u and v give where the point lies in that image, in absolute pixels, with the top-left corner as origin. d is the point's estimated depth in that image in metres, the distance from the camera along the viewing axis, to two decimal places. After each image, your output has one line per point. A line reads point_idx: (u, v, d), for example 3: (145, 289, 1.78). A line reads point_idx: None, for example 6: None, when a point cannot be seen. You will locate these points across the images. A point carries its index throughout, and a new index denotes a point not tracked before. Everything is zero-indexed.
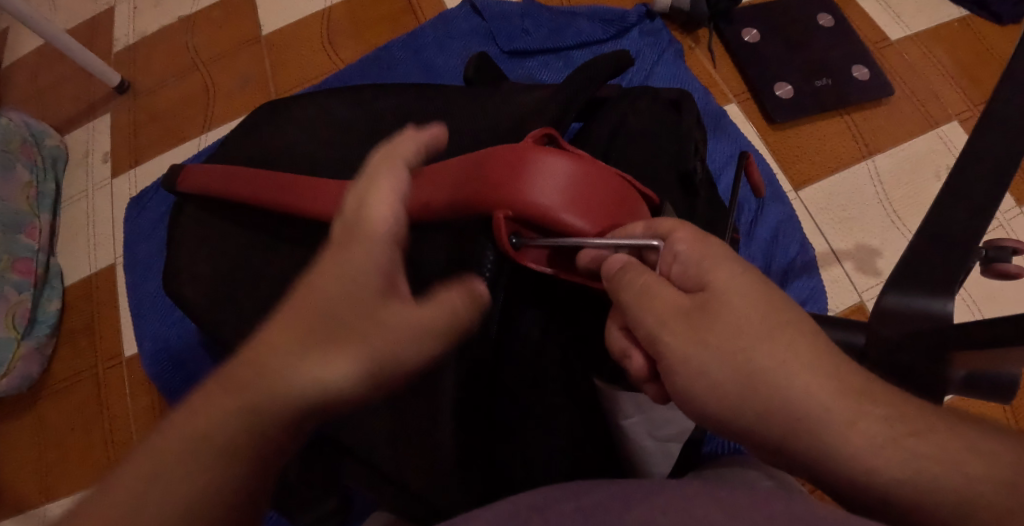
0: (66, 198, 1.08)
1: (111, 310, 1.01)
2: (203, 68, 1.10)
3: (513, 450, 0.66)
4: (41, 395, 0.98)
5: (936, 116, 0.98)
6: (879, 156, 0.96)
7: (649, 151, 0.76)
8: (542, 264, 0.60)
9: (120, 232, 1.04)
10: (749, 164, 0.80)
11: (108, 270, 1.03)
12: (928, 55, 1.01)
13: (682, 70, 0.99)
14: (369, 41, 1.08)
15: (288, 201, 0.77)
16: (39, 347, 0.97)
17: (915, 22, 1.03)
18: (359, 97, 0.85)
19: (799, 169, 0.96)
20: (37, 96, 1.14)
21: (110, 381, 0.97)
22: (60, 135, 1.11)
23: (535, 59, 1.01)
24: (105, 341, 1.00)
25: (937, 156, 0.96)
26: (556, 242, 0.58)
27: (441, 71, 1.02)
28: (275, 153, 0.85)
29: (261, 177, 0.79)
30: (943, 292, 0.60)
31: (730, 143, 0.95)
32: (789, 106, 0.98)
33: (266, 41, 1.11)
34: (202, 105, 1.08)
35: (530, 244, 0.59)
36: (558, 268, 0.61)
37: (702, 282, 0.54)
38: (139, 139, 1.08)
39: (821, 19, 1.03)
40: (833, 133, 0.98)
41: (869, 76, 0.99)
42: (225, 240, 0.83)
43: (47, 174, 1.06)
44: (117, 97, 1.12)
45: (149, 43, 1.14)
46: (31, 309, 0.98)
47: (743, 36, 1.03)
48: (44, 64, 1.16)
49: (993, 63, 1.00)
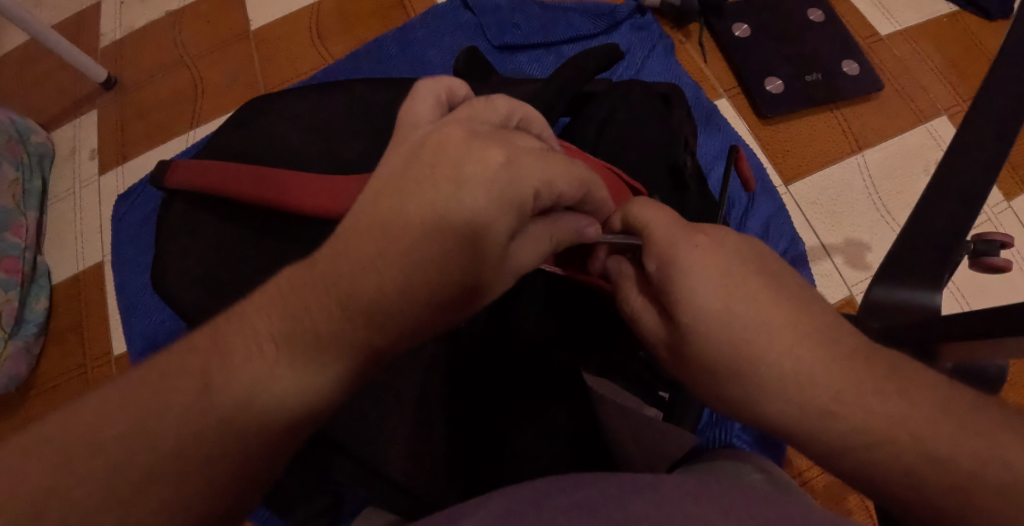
0: (53, 195, 1.07)
1: (101, 309, 1.00)
2: (190, 64, 1.10)
3: (507, 442, 0.65)
4: (29, 396, 0.97)
5: (925, 112, 0.98)
6: (869, 151, 0.97)
7: (642, 145, 0.76)
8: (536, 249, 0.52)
9: (108, 231, 1.03)
10: (739, 158, 0.80)
11: (96, 268, 1.02)
12: (917, 51, 1.01)
13: (672, 65, 0.99)
14: (358, 36, 1.08)
15: (278, 197, 0.76)
16: (26, 347, 0.96)
17: (904, 18, 1.03)
18: (349, 92, 0.86)
19: (789, 163, 0.97)
20: (21, 93, 1.12)
21: (98, 380, 0.97)
22: (46, 132, 1.09)
23: (524, 54, 1.01)
24: (93, 340, 0.99)
25: (926, 151, 0.96)
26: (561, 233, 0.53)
27: (430, 66, 1.01)
28: (263, 148, 0.84)
29: (252, 172, 0.79)
30: (931, 285, 0.61)
31: (720, 138, 0.95)
32: (778, 101, 0.98)
33: (254, 37, 1.10)
34: (190, 101, 1.08)
35: (529, 233, 0.52)
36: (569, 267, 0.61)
37: (675, 299, 0.51)
38: (126, 135, 1.07)
39: (811, 14, 1.03)
40: (822, 128, 0.98)
41: (859, 71, 0.99)
42: (213, 238, 0.82)
43: (33, 171, 1.05)
44: (104, 93, 1.10)
45: (136, 39, 1.13)
46: (19, 308, 0.97)
47: (734, 31, 1.02)
48: (28, 60, 1.14)
49: (981, 58, 1.00)
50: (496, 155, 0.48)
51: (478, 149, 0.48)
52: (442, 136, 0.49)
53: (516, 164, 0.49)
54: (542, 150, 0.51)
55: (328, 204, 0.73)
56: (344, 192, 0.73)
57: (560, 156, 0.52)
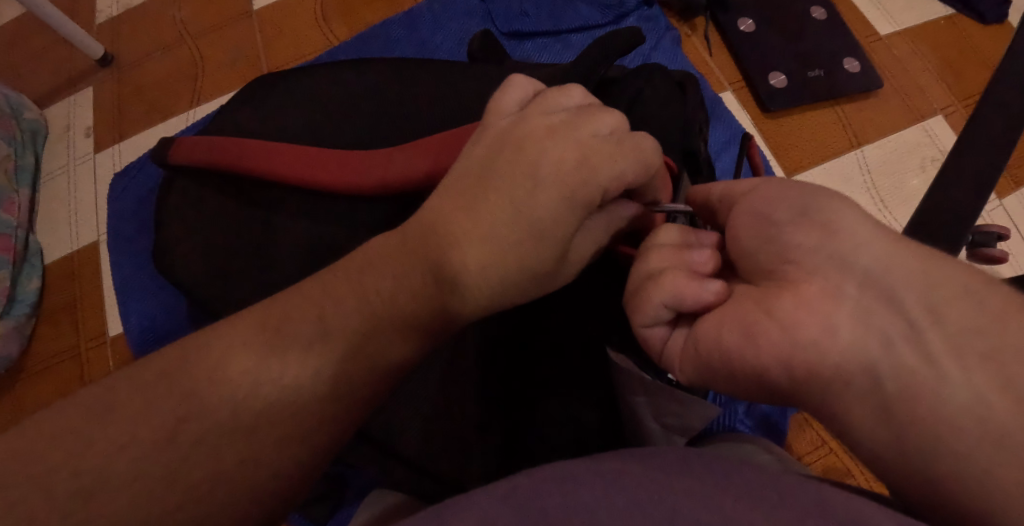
0: (46, 172, 1.04)
1: (95, 289, 0.98)
2: (191, 43, 1.08)
3: (539, 414, 0.66)
4: (19, 378, 0.95)
5: (922, 111, 1.01)
6: (867, 147, 0.99)
7: (667, 125, 0.76)
8: (590, 238, 0.55)
9: (103, 211, 1.01)
10: (752, 147, 0.82)
11: (91, 248, 1.00)
12: (915, 51, 1.04)
13: (679, 56, 1.01)
14: (364, 20, 1.07)
15: (302, 176, 0.75)
16: (18, 327, 0.94)
17: (902, 19, 1.06)
18: (363, 70, 0.86)
19: (791, 156, 0.99)
20: (13, 67, 1.09)
21: (92, 361, 0.95)
22: (39, 108, 1.07)
23: (533, 42, 1.01)
24: (87, 321, 0.97)
25: (923, 149, 0.99)
26: (615, 221, 0.56)
27: (438, 51, 1.01)
28: (274, 127, 0.83)
29: (270, 149, 0.77)
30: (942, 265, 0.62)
31: (725, 130, 0.96)
32: (782, 94, 1.00)
33: (257, 17, 1.08)
34: (190, 80, 1.06)
35: (591, 222, 0.55)
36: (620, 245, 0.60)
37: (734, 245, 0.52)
38: (122, 113, 1.05)
39: (814, 12, 1.05)
40: (824, 123, 1.00)
41: (860, 69, 1.01)
42: (222, 215, 0.82)
43: (26, 147, 1.02)
44: (100, 70, 1.08)
45: (133, 16, 1.10)
46: (10, 288, 0.95)
47: (739, 26, 1.04)
48: (21, 34, 1.11)
49: (976, 60, 1.03)
50: (575, 153, 0.53)
51: (557, 148, 0.53)
52: (529, 129, 0.55)
53: (586, 160, 0.53)
54: (611, 137, 0.54)
55: (342, 184, 0.74)
56: (358, 172, 0.74)
57: (631, 140, 0.54)
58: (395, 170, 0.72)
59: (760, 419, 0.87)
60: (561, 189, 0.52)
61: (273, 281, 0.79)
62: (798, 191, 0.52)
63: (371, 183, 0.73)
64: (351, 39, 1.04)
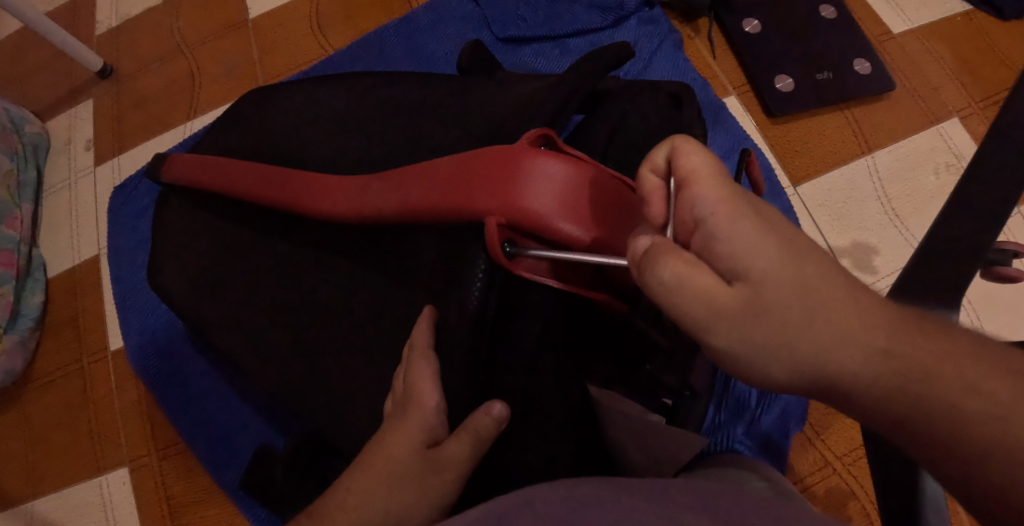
0: (48, 186, 1.05)
1: (96, 302, 0.99)
2: (187, 53, 1.07)
3: (509, 432, 0.63)
4: (25, 390, 0.97)
5: (937, 113, 0.96)
6: (878, 153, 0.95)
7: (633, 160, 0.74)
8: (536, 275, 0.57)
9: (103, 224, 1.02)
10: (750, 161, 0.76)
11: (92, 262, 1.01)
12: (930, 50, 0.99)
13: (681, 61, 0.97)
14: (359, 26, 1.05)
15: (276, 197, 0.74)
16: (22, 341, 0.96)
17: (918, 16, 1.01)
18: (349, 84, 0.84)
19: (798, 164, 0.95)
20: (17, 81, 1.10)
21: (95, 376, 0.97)
22: (41, 122, 1.07)
23: (530, 47, 0.99)
24: (90, 335, 0.98)
25: (936, 153, 0.94)
26: (554, 254, 0.55)
27: (433, 60, 1.00)
28: (267, 146, 0.84)
29: (252, 170, 0.77)
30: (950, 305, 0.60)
31: (730, 137, 0.93)
32: (788, 99, 0.96)
33: (252, 25, 1.07)
34: (188, 91, 1.05)
35: (525, 253, 0.56)
36: (557, 275, 0.57)
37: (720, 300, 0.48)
38: (122, 125, 1.06)
39: (822, 10, 1.00)
40: (832, 127, 0.96)
41: (871, 70, 0.97)
42: (214, 234, 0.82)
43: (28, 162, 1.03)
44: (99, 82, 1.08)
45: (132, 27, 1.10)
46: (15, 302, 0.96)
47: (744, 27, 1.00)
48: (22, 47, 1.12)
49: (996, 60, 0.98)
50: (429, 404, 0.59)
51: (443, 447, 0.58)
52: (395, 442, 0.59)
53: (430, 421, 0.59)
54: (470, 433, 0.58)
55: (312, 205, 0.70)
56: (324, 194, 0.69)
57: (462, 436, 0.58)
58: (368, 202, 0.64)
59: (762, 440, 0.85)
60: (437, 459, 0.58)
61: (260, 302, 0.78)
62: (728, 267, 0.48)
63: (343, 212, 0.67)
64: (348, 47, 1.02)
